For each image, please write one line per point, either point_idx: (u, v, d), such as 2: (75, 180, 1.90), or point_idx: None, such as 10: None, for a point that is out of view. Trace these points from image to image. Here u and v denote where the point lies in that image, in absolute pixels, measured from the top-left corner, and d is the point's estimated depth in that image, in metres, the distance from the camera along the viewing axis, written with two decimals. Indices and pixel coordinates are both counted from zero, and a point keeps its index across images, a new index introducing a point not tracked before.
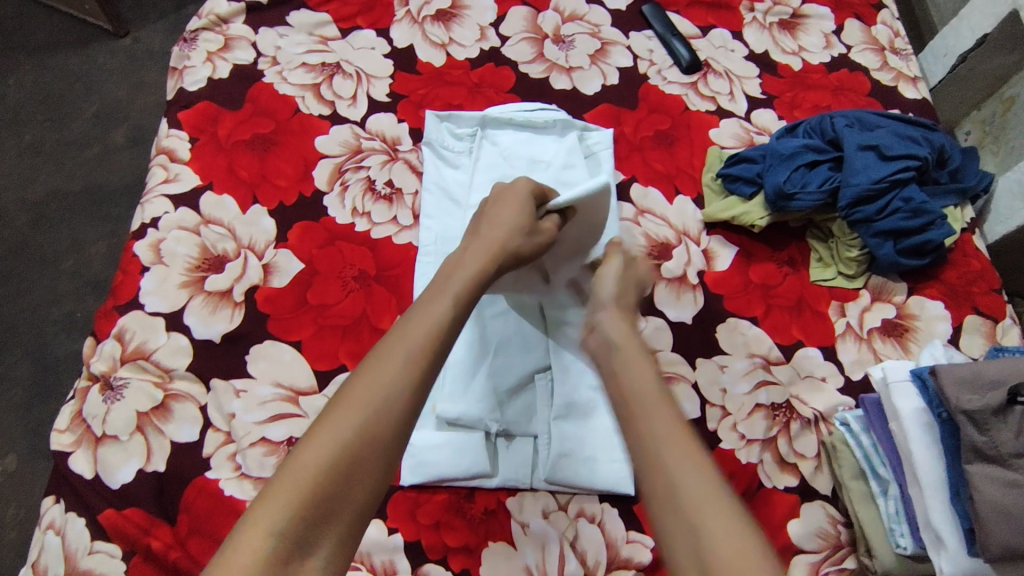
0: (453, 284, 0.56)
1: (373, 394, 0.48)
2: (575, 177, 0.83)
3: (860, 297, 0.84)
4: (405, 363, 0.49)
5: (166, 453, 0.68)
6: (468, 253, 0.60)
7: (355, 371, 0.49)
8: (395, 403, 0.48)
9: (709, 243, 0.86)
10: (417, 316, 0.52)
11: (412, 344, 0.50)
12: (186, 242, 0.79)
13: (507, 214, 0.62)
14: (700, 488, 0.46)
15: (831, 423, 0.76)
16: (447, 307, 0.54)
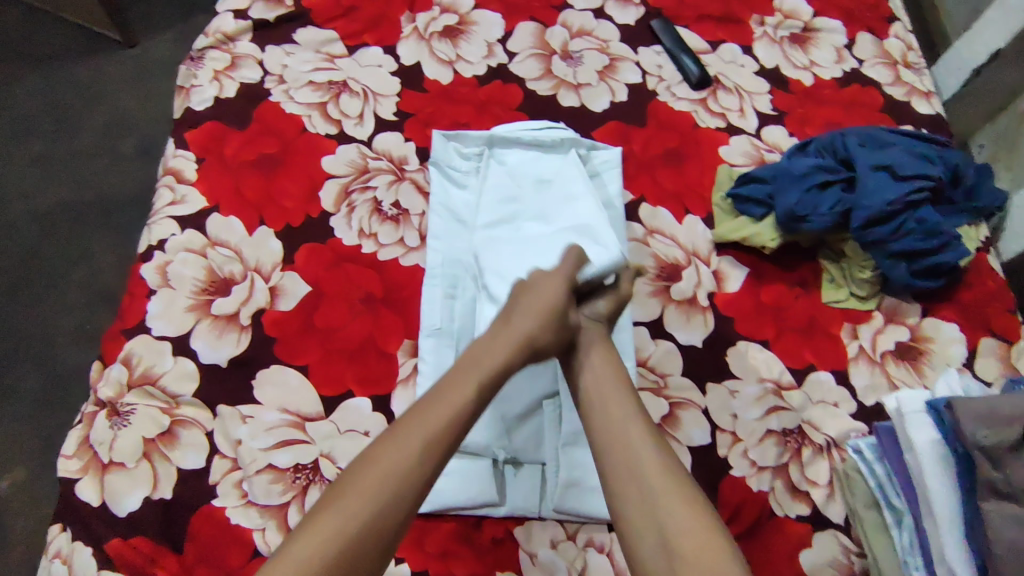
0: (476, 373, 0.58)
1: (389, 470, 0.51)
2: (576, 190, 0.82)
3: (873, 319, 0.83)
4: (424, 447, 0.52)
5: (172, 480, 0.68)
6: (493, 347, 0.60)
7: (372, 456, 0.52)
8: (412, 482, 0.51)
9: (720, 264, 0.85)
10: (436, 400, 0.55)
11: (431, 428, 0.53)
12: (193, 265, 0.79)
13: (537, 303, 0.63)
14: (669, 490, 0.51)
15: (843, 449, 0.75)
16: (468, 398, 0.56)
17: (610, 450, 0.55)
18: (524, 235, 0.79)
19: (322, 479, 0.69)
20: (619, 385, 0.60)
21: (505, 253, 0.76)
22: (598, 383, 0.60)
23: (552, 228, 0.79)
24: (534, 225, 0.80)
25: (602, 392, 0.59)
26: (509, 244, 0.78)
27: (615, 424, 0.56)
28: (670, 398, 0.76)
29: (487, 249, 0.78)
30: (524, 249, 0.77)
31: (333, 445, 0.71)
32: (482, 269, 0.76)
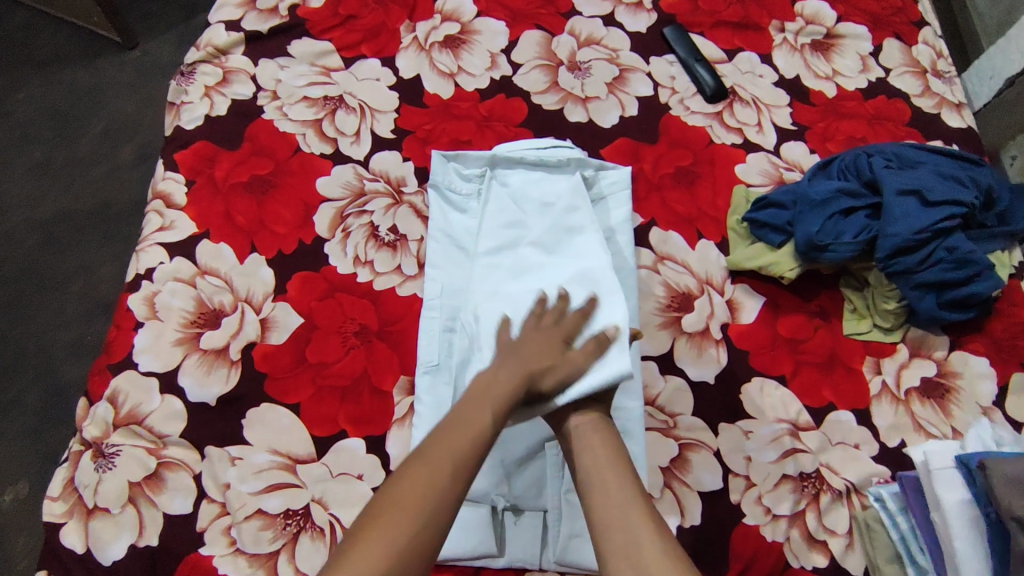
0: (494, 393, 0.55)
1: (424, 497, 0.48)
2: (581, 221, 0.76)
3: (897, 352, 0.78)
4: (454, 471, 0.50)
5: (158, 527, 0.66)
6: (499, 377, 0.56)
7: (405, 474, 0.50)
8: (444, 511, 0.49)
9: (734, 292, 0.81)
10: (464, 428, 0.52)
11: (461, 456, 0.51)
12: (181, 295, 0.76)
13: (547, 352, 0.58)
14: None
15: (864, 495, 0.70)
16: (488, 418, 0.53)
17: (606, 538, 0.51)
18: (532, 280, 0.72)
19: (313, 525, 0.66)
20: (622, 473, 0.55)
21: (513, 303, 0.70)
22: (599, 466, 0.55)
23: (562, 262, 0.73)
24: (540, 264, 0.74)
25: (603, 481, 0.54)
26: (513, 289, 0.72)
27: (618, 521, 0.51)
28: (680, 439, 0.72)
29: (490, 299, 0.71)
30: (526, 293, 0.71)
31: (324, 490, 0.68)
32: (480, 312, 0.70)
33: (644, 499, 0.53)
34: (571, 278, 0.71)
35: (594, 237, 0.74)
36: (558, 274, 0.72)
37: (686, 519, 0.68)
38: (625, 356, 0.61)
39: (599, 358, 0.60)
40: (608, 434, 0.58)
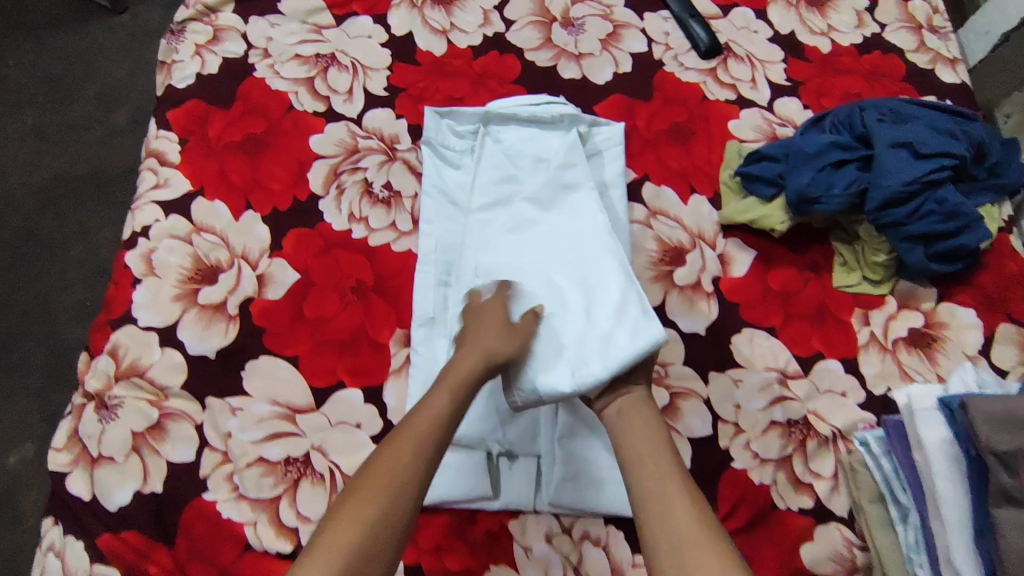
0: (450, 379, 0.58)
1: (391, 475, 0.51)
2: (577, 178, 0.77)
3: (886, 304, 0.80)
4: (416, 450, 0.52)
5: (162, 474, 0.67)
6: (456, 366, 0.60)
7: (375, 455, 0.52)
8: (408, 488, 0.51)
9: (726, 246, 0.81)
10: (424, 412, 0.55)
11: (424, 436, 0.53)
12: (178, 251, 0.77)
13: (490, 325, 0.63)
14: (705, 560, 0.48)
15: (850, 441, 0.72)
16: (445, 402, 0.56)
17: (645, 505, 0.53)
18: (547, 257, 0.70)
19: (314, 472, 0.68)
20: (660, 445, 0.57)
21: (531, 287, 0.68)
22: (648, 438, 0.58)
23: (559, 222, 0.73)
24: (536, 221, 0.74)
25: (640, 453, 0.56)
26: (530, 267, 0.70)
27: (654, 492, 0.53)
28: (671, 388, 0.73)
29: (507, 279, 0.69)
30: (542, 273, 0.69)
31: (324, 438, 0.69)
32: (485, 273, 0.71)
33: (680, 471, 0.55)
34: (593, 261, 0.68)
35: (591, 198, 0.75)
36: (576, 259, 0.69)
37: None
38: (654, 322, 0.61)
39: (624, 326, 0.62)
40: (646, 408, 0.60)
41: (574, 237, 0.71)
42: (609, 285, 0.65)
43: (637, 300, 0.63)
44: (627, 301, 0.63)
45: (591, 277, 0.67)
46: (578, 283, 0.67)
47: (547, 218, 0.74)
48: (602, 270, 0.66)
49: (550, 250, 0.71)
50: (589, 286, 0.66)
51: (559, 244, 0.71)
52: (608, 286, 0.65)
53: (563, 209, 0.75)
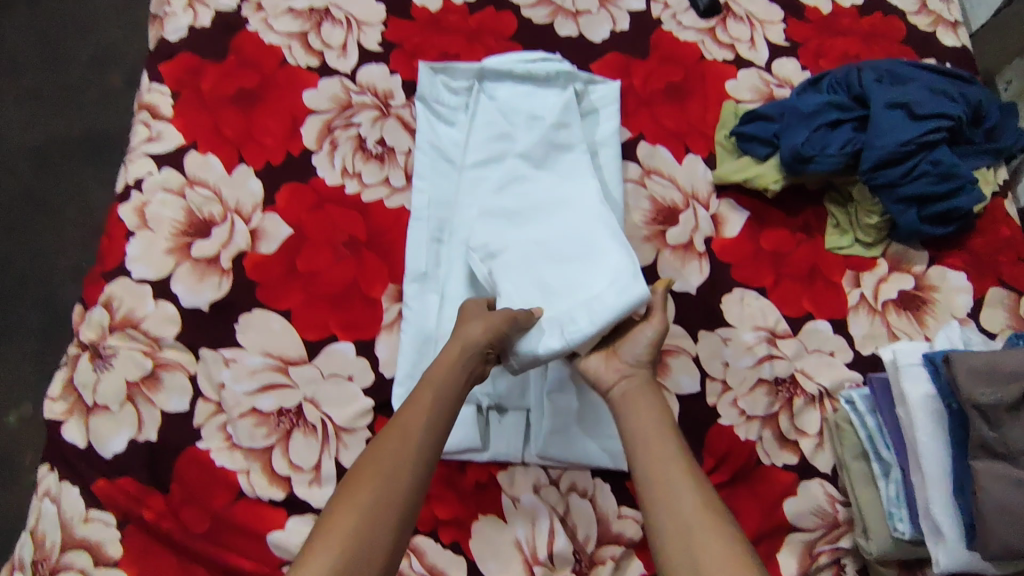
0: (433, 374, 0.59)
1: (379, 468, 0.51)
2: (570, 138, 0.77)
3: (877, 267, 0.80)
4: (401, 442, 0.53)
5: (156, 423, 0.68)
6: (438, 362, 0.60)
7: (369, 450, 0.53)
8: (402, 478, 0.51)
9: (719, 207, 0.81)
10: (408, 409, 0.56)
11: (409, 429, 0.54)
12: (171, 205, 0.77)
13: (469, 313, 0.63)
14: (713, 537, 0.48)
15: (836, 399, 0.73)
16: (430, 395, 0.57)
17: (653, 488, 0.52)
18: (550, 227, 0.69)
19: (306, 423, 0.69)
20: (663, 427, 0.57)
21: (535, 260, 0.67)
22: (656, 422, 0.57)
23: (553, 181, 0.74)
24: (529, 177, 0.74)
25: (645, 438, 0.56)
26: (531, 235, 0.69)
27: (661, 475, 0.53)
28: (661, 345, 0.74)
29: (509, 250, 0.68)
30: (545, 243, 0.68)
31: (316, 390, 0.70)
32: (481, 234, 0.70)
33: (685, 453, 0.55)
34: (596, 233, 0.66)
35: (584, 161, 0.75)
36: (577, 228, 0.68)
37: None
38: (639, 281, 0.60)
39: (610, 283, 0.62)
40: (648, 394, 0.60)
41: (572, 204, 0.71)
42: (611, 258, 0.63)
43: (631, 265, 0.62)
44: (620, 263, 0.62)
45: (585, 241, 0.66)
46: (580, 253, 0.65)
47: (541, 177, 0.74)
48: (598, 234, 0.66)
49: (552, 220, 0.70)
50: (593, 256, 0.65)
51: (559, 212, 0.70)
52: (610, 259, 0.63)
53: (557, 168, 0.75)
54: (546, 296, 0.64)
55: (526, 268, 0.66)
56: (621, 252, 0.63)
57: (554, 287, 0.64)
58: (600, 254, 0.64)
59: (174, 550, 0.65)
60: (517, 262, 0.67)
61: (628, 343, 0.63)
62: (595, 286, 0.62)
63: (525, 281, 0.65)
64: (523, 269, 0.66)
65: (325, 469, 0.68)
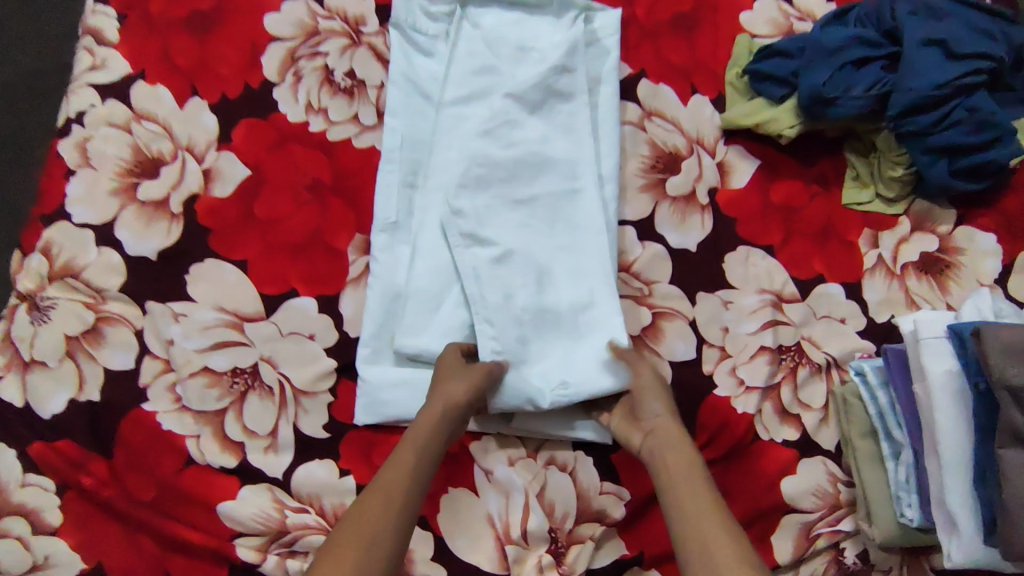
0: (417, 433, 0.55)
1: (360, 535, 0.47)
2: (572, 84, 0.69)
3: (899, 225, 0.72)
4: (384, 507, 0.49)
5: (99, 381, 0.63)
6: (420, 418, 0.56)
7: (353, 512, 0.49)
8: (383, 542, 0.47)
9: (726, 154, 0.73)
10: (390, 465, 0.53)
11: (392, 491, 0.51)
12: (116, 141, 0.69)
13: (447, 372, 0.59)
14: None
15: (845, 370, 0.67)
16: (412, 455, 0.54)
17: (689, 545, 0.48)
18: (533, 191, 0.66)
19: (262, 384, 0.63)
20: (693, 477, 0.53)
21: (523, 275, 0.63)
22: (674, 466, 0.54)
23: (543, 130, 0.68)
24: (520, 123, 0.68)
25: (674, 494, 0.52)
26: (504, 194, 0.66)
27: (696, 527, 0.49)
28: (654, 307, 0.68)
29: (483, 216, 0.65)
30: (534, 251, 0.64)
31: (273, 349, 0.64)
32: (459, 176, 0.66)
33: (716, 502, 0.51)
34: (594, 276, 0.64)
35: (584, 113, 0.69)
36: (567, 234, 0.66)
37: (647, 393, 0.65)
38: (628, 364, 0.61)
39: (597, 351, 0.62)
40: (677, 442, 0.56)
41: (561, 168, 0.67)
42: (606, 329, 0.63)
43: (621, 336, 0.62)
44: (609, 332, 0.62)
45: (561, 277, 0.64)
46: (568, 300, 0.63)
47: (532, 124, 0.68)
48: (581, 270, 0.64)
49: (536, 181, 0.67)
50: (586, 308, 0.63)
51: (546, 171, 0.67)
52: (601, 334, 0.63)
53: (552, 117, 0.69)
54: (533, 331, 0.63)
55: (517, 288, 0.63)
56: (619, 334, 0.62)
57: (541, 322, 0.63)
58: (592, 308, 0.64)
59: (117, 518, 0.60)
60: (505, 280, 0.63)
61: (647, 399, 0.59)
62: (581, 339, 0.63)
63: (513, 306, 0.62)
64: (511, 292, 0.63)
65: (282, 435, 0.62)
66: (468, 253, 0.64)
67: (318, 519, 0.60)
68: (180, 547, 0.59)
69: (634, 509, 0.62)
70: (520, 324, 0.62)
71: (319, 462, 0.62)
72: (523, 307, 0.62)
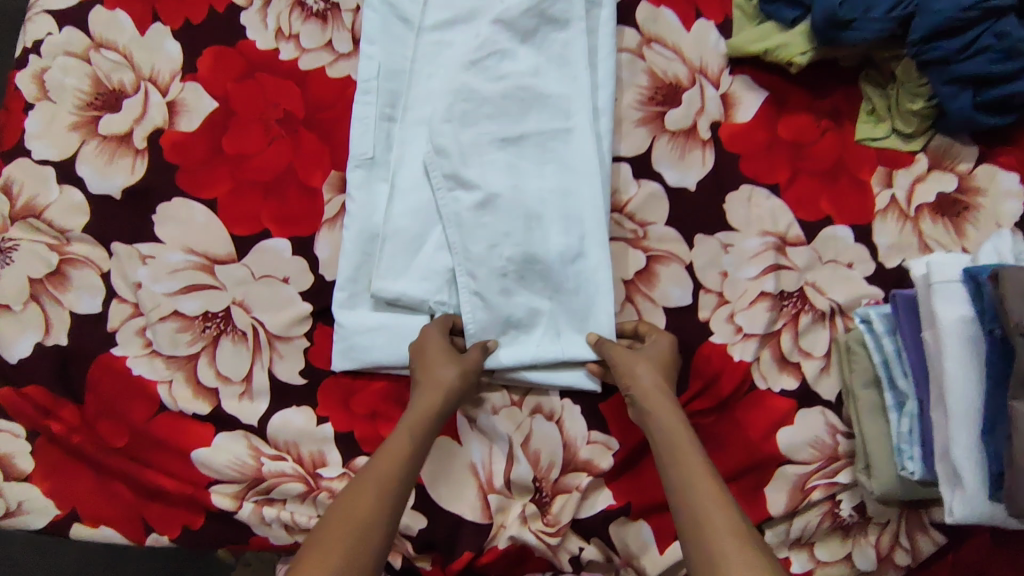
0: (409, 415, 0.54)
1: (355, 518, 0.46)
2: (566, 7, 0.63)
3: (915, 163, 0.67)
4: (378, 497, 0.48)
5: (66, 325, 0.60)
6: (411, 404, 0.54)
7: (347, 499, 0.48)
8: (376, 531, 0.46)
9: (731, 85, 0.68)
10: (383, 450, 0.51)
11: (385, 479, 0.49)
12: (75, 72, 0.64)
13: (432, 347, 0.57)
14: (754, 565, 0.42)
15: (850, 317, 0.63)
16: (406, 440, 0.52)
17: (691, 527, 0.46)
18: (522, 127, 0.61)
19: (234, 329, 0.60)
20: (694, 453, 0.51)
21: (509, 222, 0.59)
22: (671, 437, 0.52)
23: (534, 62, 0.62)
24: (509, 52, 0.62)
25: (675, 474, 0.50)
26: (491, 131, 0.61)
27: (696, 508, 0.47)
28: (649, 251, 0.64)
29: (467, 154, 0.60)
30: (522, 193, 0.60)
31: (246, 292, 0.61)
32: (442, 111, 0.61)
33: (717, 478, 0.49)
34: (585, 219, 0.60)
35: (580, 42, 0.62)
36: (557, 173, 0.61)
37: None
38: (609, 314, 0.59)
39: (582, 297, 0.60)
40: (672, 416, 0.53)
41: (554, 104, 0.62)
42: (594, 280, 0.60)
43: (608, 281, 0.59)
44: (597, 277, 0.59)
45: (549, 220, 0.60)
46: (555, 245, 0.59)
47: (521, 51, 0.62)
48: (570, 211, 0.60)
49: (526, 117, 0.62)
50: (575, 259, 0.59)
51: (538, 107, 0.62)
52: (589, 277, 0.60)
53: (544, 47, 0.63)
54: (517, 280, 0.59)
55: (501, 238, 0.59)
56: (606, 290, 0.59)
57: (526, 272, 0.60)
58: (582, 257, 0.60)
59: (89, 465, 0.58)
60: (490, 228, 0.59)
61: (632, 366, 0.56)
62: (569, 292, 0.60)
63: (497, 257, 0.59)
64: (496, 241, 0.59)
65: (257, 381, 0.60)
66: (450, 196, 0.60)
67: (295, 467, 0.58)
68: (155, 493, 0.58)
69: (622, 460, 0.59)
70: (504, 275, 0.59)
71: (295, 409, 0.59)
72: (506, 251, 0.59)
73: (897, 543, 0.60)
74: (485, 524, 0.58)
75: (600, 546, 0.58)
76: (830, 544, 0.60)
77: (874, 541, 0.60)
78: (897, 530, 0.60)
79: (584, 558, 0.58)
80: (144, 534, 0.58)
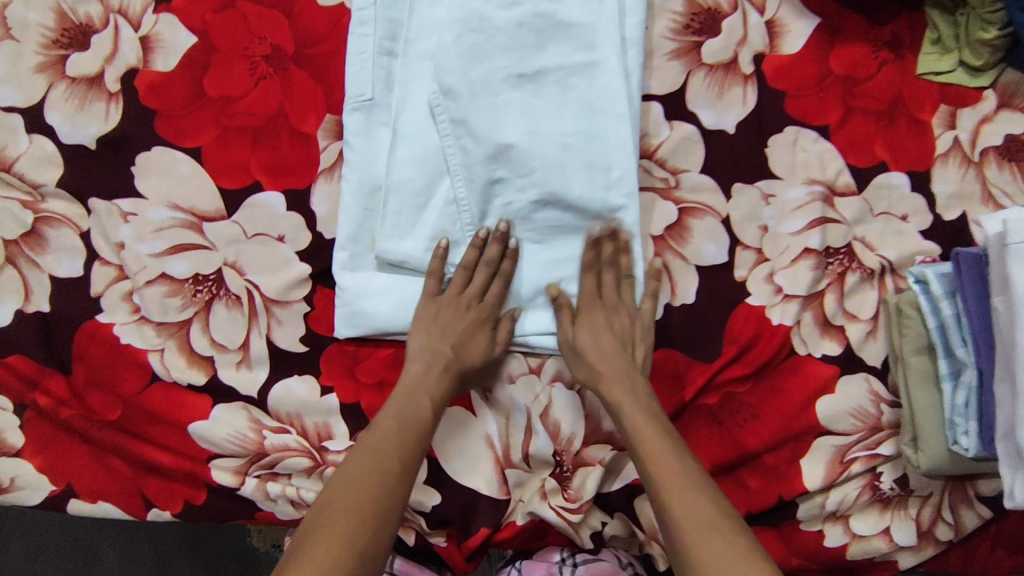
0: (430, 379, 0.51)
1: (375, 476, 0.46)
2: None
3: (982, 102, 0.59)
4: (399, 458, 0.47)
5: (47, 291, 0.56)
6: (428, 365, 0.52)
7: (360, 455, 0.47)
8: (395, 490, 0.46)
9: (779, 11, 0.59)
10: (403, 408, 0.50)
11: (402, 438, 0.48)
12: (37, 4, 0.57)
13: (457, 318, 0.53)
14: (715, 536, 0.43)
15: (902, 276, 0.57)
16: (427, 403, 0.50)
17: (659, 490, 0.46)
18: (540, 63, 0.54)
19: (228, 293, 0.55)
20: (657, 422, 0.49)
21: (525, 173, 0.53)
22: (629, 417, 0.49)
23: None
24: None
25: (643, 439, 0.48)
26: (505, 67, 0.54)
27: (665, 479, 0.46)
28: (681, 203, 0.58)
29: (478, 94, 0.53)
30: (541, 140, 0.53)
31: (238, 252, 0.56)
32: (448, 46, 0.54)
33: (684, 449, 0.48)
34: (611, 169, 0.53)
35: None
36: (581, 116, 0.54)
37: (676, 298, 0.57)
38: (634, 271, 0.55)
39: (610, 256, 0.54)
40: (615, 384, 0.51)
41: (577, 35, 0.54)
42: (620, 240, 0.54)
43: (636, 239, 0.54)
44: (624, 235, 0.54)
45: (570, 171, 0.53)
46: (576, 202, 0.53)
47: None
48: (594, 161, 0.53)
49: (544, 50, 0.54)
50: (598, 215, 0.54)
51: (558, 38, 0.54)
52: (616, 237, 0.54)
53: None
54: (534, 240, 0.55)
55: (515, 195, 0.54)
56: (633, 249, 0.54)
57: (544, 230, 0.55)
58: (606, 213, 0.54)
59: (81, 439, 0.55)
60: (505, 183, 0.54)
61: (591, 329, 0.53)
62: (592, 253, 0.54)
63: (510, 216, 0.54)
64: (509, 198, 0.54)
65: (255, 349, 0.55)
66: (459, 144, 0.54)
67: (300, 440, 0.54)
68: (152, 467, 0.55)
69: None
70: (490, 237, 0.54)
71: (298, 378, 0.55)
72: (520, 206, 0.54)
73: (939, 517, 0.56)
74: (502, 500, 0.54)
75: (624, 521, 0.55)
76: (867, 517, 0.56)
77: (914, 515, 0.56)
78: (940, 502, 0.56)
79: (606, 533, 0.55)
80: (145, 510, 0.55)
